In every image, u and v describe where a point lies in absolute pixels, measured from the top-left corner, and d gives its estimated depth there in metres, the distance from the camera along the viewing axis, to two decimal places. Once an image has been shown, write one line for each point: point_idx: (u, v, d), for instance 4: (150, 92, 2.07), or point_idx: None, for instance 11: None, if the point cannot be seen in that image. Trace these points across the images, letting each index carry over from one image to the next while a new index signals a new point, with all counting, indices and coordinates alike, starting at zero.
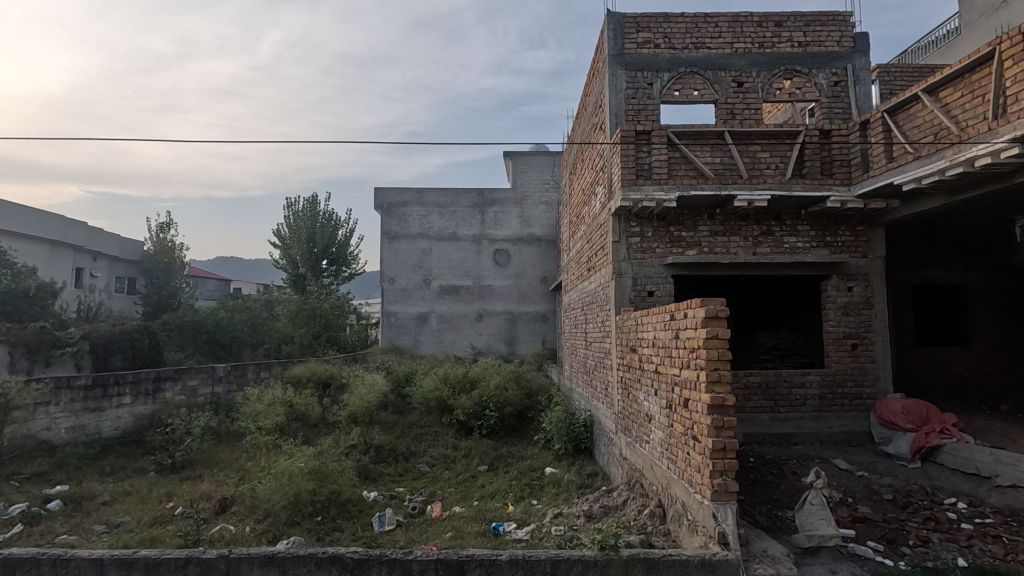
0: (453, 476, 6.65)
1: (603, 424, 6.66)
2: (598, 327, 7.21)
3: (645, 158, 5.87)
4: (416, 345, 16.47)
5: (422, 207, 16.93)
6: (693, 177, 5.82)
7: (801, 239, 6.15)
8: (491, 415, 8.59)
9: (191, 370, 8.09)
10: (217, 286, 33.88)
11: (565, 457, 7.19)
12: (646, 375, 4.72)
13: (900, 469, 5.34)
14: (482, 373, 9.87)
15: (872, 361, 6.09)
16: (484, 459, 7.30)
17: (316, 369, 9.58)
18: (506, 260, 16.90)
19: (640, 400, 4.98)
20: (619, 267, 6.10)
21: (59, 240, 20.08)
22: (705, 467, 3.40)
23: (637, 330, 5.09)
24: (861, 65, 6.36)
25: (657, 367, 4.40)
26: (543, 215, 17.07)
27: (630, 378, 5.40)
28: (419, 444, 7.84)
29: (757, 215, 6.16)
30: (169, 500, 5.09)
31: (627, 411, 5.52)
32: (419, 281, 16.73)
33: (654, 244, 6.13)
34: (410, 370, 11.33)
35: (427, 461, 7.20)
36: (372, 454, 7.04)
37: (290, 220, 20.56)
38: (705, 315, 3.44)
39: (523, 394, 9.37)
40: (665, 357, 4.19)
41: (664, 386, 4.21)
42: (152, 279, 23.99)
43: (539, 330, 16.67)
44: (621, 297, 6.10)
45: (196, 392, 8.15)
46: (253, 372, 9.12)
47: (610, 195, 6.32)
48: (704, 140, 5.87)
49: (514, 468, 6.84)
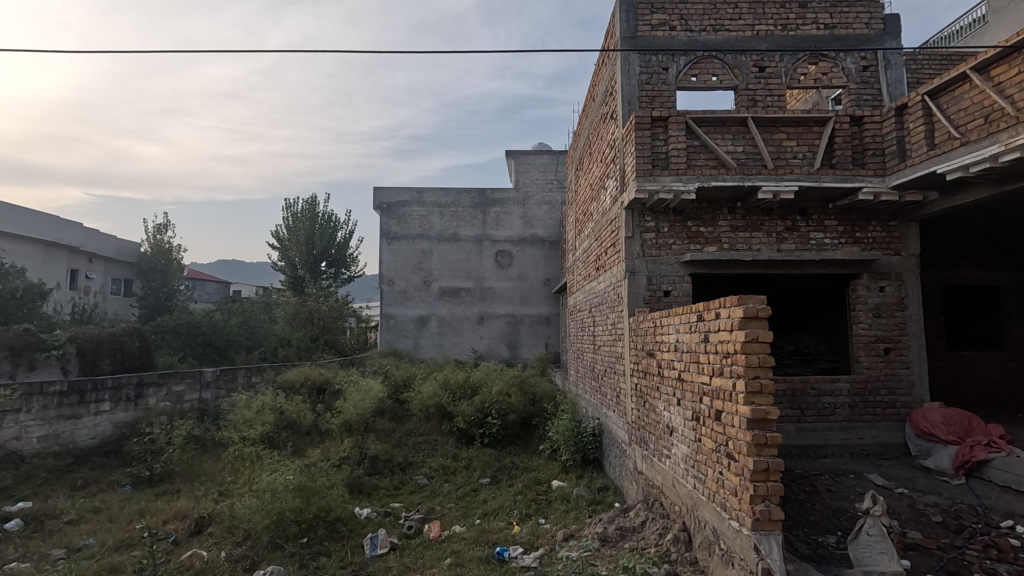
0: (453, 490, 6.18)
1: (614, 434, 6.20)
2: (607, 330, 6.76)
3: (662, 147, 5.43)
4: (415, 348, 16.03)
5: (423, 207, 16.51)
6: (714, 167, 5.37)
7: (829, 234, 5.70)
8: (493, 423, 8.13)
9: (176, 375, 7.64)
10: (217, 288, 33.48)
11: (573, 469, 6.72)
12: (667, 382, 4.28)
13: (943, 485, 4.87)
14: (484, 379, 9.43)
15: (906, 366, 5.63)
16: (486, 470, 6.84)
17: (310, 373, 9.14)
18: (508, 261, 16.46)
19: (659, 410, 4.54)
20: (632, 265, 5.66)
21: (53, 241, 19.65)
22: (743, 491, 2.94)
23: (654, 332, 4.66)
24: (892, 48, 5.92)
25: (680, 374, 3.96)
26: (546, 215, 16.65)
27: (646, 385, 4.95)
28: (417, 454, 7.39)
29: (781, 209, 5.72)
30: (140, 519, 4.63)
31: (642, 421, 5.07)
32: (419, 283, 16.29)
33: (670, 240, 5.68)
34: (408, 374, 10.88)
35: (426, 473, 6.74)
36: (367, 466, 6.58)
37: (288, 220, 20.16)
38: (742, 316, 2.99)
39: (527, 401, 8.92)
40: (690, 363, 3.75)
41: (689, 394, 3.77)
42: (149, 280, 23.56)
43: (543, 333, 16.21)
44: (634, 297, 5.66)
45: (182, 398, 7.71)
46: (245, 377, 8.67)
47: (622, 188, 5.89)
48: (725, 127, 5.44)
49: (519, 482, 6.37)
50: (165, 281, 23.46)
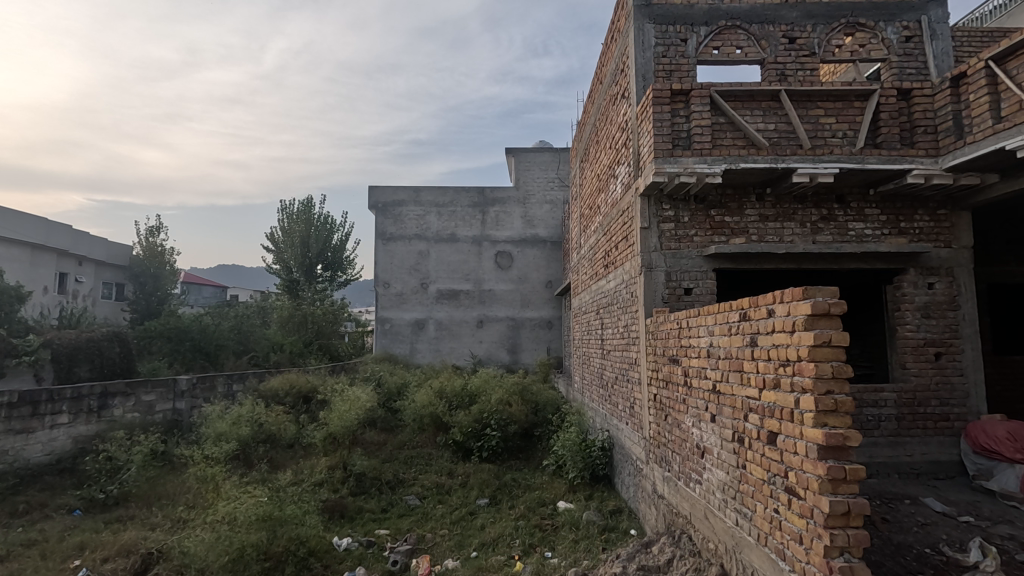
0: (448, 514, 5.50)
1: (627, 450, 5.53)
2: (618, 333, 6.10)
3: (682, 124, 4.78)
4: (412, 352, 15.37)
5: (419, 207, 15.87)
6: (742, 147, 4.72)
7: (870, 225, 5.05)
8: (492, 435, 7.46)
9: (147, 383, 6.98)
10: (213, 292, 32.80)
11: (581, 489, 6.05)
12: (697, 394, 3.62)
13: (1013, 511, 4.17)
14: (483, 387, 8.77)
15: (960, 374, 4.96)
16: (484, 490, 6.17)
17: (295, 380, 8.50)
18: (508, 262, 15.82)
19: (685, 427, 3.88)
20: (649, 259, 5.01)
21: (41, 244, 18.97)
22: (812, 540, 2.27)
23: (678, 335, 4.00)
24: (938, 17, 5.27)
25: (714, 386, 3.31)
26: (547, 215, 16.01)
27: (668, 395, 4.30)
28: (409, 470, 6.73)
29: (816, 195, 5.08)
30: (79, 556, 3.95)
31: (663, 439, 4.42)
32: (416, 285, 15.65)
33: (691, 231, 5.04)
34: (402, 381, 10.22)
35: (417, 492, 6.07)
36: (352, 485, 5.93)
37: (283, 222, 19.54)
38: (809, 313, 2.32)
39: (529, 410, 8.26)
40: (729, 372, 3.10)
41: (728, 410, 3.11)
42: (141, 284, 22.92)
43: (544, 337, 15.54)
44: (651, 296, 5.01)
45: (153, 409, 7.04)
46: (224, 385, 8.01)
47: (637, 173, 5.24)
48: (754, 102, 4.79)
49: (521, 504, 5.69)
50: (156, 285, 22.82)
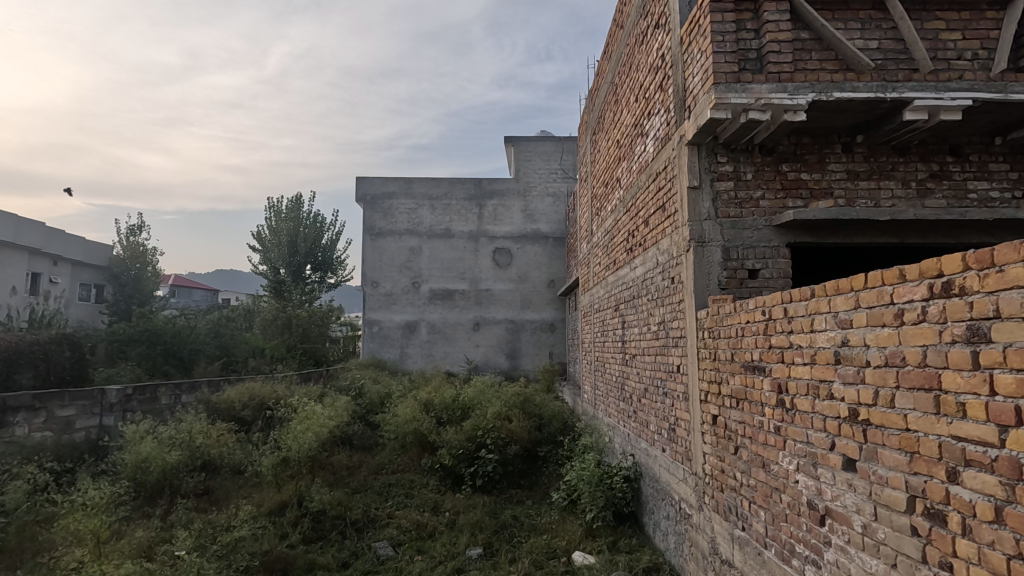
0: (428, 572, 4.15)
1: (665, 486, 4.20)
2: (648, 332, 4.78)
3: (751, 41, 3.46)
4: (402, 358, 14.01)
5: (411, 199, 14.55)
6: (834, 71, 3.39)
7: (997, 184, 3.75)
8: (488, 459, 6.11)
9: (63, 394, 5.63)
10: (205, 294, 31.40)
11: (602, 534, 4.70)
12: (809, 423, 2.29)
13: None
14: (477, 397, 7.44)
15: None
16: (478, 534, 4.81)
17: (257, 390, 7.18)
18: (507, 260, 14.49)
19: (779, 471, 2.55)
20: (699, 230, 3.70)
21: (9, 241, 17.32)
22: None
23: (765, 330, 2.67)
24: None
25: (857, 412, 1.98)
26: (550, 209, 14.69)
27: (739, 418, 2.96)
28: (386, 503, 5.41)
29: (922, 146, 3.78)
30: None
31: (731, 482, 3.08)
32: (407, 284, 14.32)
33: (756, 192, 3.73)
34: (386, 390, 8.89)
35: (390, 537, 4.72)
36: (306, 529, 4.62)
37: (270, 220, 18.18)
38: None
39: (532, 426, 6.94)
40: (901, 392, 1.76)
41: (896, 459, 1.78)
42: (122, 285, 21.46)
43: (546, 341, 14.20)
44: (704, 280, 3.68)
45: (71, 426, 5.70)
46: (168, 397, 6.65)
47: (680, 116, 3.94)
48: (848, 12, 3.47)
49: (524, 557, 4.37)
50: (137, 287, 21.34)
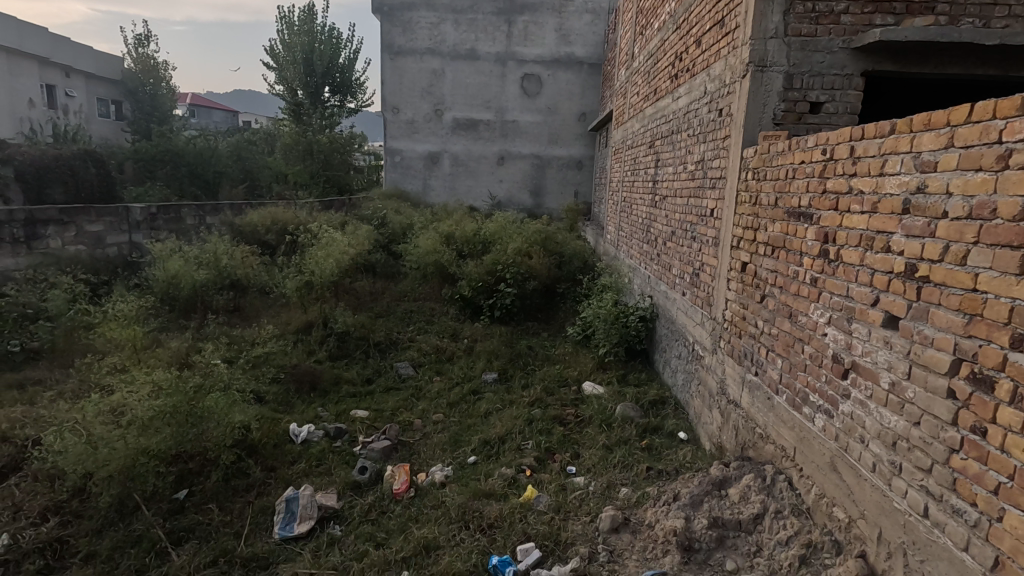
0: (445, 392, 4.42)
1: (680, 328, 4.21)
2: (683, 172, 4.42)
3: None
4: (425, 190, 13.80)
5: (433, 11, 13.03)
6: None
7: None
8: (507, 292, 6.19)
9: (87, 210, 5.65)
10: (225, 115, 30.44)
11: (613, 368, 4.88)
12: (853, 276, 2.09)
13: None
14: (498, 232, 7.34)
15: None
16: (493, 361, 5.05)
17: (279, 215, 7.17)
18: (536, 88, 13.38)
19: (806, 323, 2.43)
20: (762, 51, 3.15)
21: (15, 48, 16.34)
22: None
23: (821, 172, 2.35)
24: None
25: (915, 267, 1.76)
26: (587, 29, 13.09)
27: (771, 266, 2.79)
28: (407, 328, 5.65)
29: None
30: None
31: (750, 329, 3.01)
32: (429, 111, 13.50)
33: (839, 3, 3.07)
34: (408, 221, 8.83)
35: (411, 359, 4.98)
36: (331, 347, 4.87)
37: (282, 32, 16.70)
38: None
39: (552, 263, 6.92)
40: (980, 247, 1.52)
41: (952, 320, 1.60)
42: (140, 102, 20.79)
43: (572, 179, 13.71)
44: (757, 113, 3.23)
45: (102, 241, 5.83)
46: (192, 218, 6.68)
47: None
48: None
49: (537, 384, 4.61)
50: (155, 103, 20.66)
